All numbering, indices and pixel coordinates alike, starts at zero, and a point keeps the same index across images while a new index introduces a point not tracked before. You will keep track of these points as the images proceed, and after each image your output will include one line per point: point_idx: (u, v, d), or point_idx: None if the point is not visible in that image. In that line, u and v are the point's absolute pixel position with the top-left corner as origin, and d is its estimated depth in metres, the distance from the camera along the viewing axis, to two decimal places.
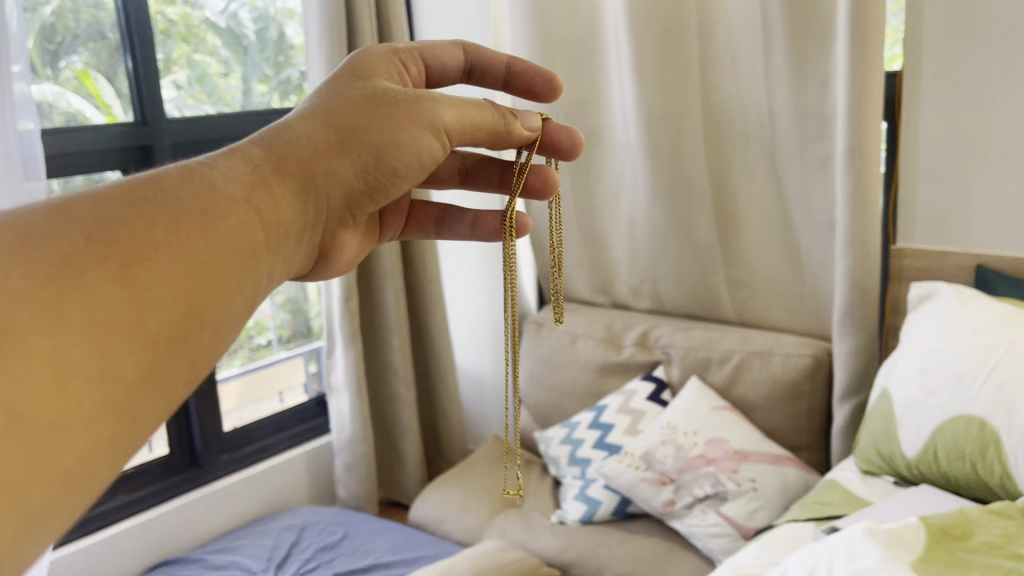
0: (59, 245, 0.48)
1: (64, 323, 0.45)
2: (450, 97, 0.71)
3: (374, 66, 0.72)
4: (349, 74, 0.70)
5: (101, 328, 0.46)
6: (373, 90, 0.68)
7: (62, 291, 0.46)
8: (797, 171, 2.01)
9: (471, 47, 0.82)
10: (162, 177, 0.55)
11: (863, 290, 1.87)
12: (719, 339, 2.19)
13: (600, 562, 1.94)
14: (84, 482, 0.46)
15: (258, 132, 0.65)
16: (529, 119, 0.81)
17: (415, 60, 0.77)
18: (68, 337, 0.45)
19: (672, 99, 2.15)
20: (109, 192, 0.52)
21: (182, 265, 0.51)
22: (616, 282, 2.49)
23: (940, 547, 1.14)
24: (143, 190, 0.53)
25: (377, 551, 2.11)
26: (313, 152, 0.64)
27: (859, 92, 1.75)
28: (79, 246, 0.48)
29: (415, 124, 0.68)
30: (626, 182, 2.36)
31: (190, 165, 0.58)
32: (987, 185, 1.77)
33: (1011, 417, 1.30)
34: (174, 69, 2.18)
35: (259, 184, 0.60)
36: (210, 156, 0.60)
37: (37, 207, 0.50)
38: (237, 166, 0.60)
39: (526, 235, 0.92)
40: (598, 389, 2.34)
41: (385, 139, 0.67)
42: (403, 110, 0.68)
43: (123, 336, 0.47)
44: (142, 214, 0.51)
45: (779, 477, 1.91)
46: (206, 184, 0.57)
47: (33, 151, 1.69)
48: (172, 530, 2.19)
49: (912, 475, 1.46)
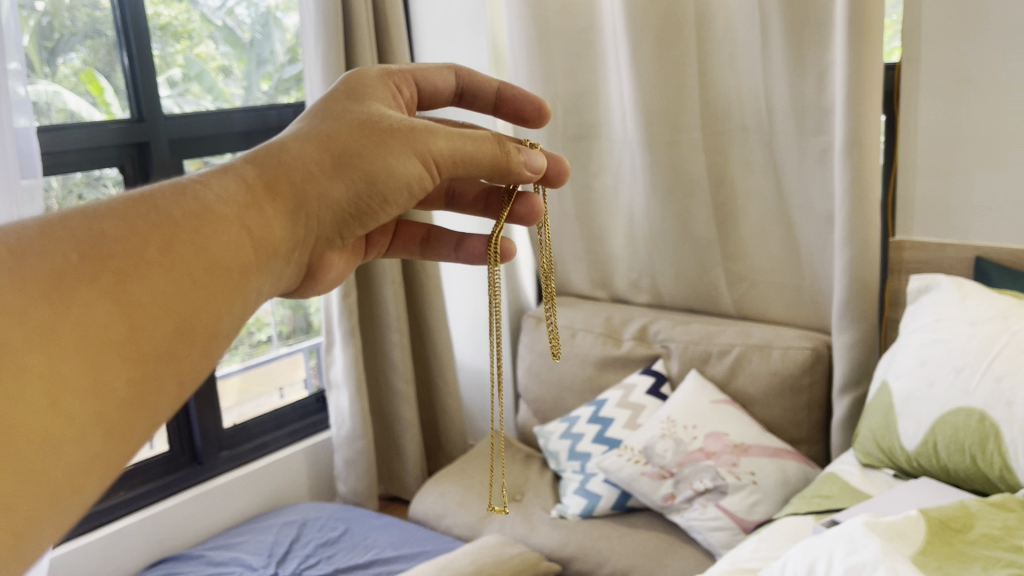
0: (49, 258, 0.47)
1: (57, 339, 0.44)
2: (446, 129, 0.70)
3: (371, 91, 0.72)
4: (344, 98, 0.70)
5: (94, 346, 0.46)
6: (370, 116, 0.68)
7: (54, 305, 0.45)
8: (796, 163, 2.01)
9: (463, 71, 0.82)
10: (155, 193, 0.54)
11: (862, 282, 1.87)
12: (718, 333, 2.19)
13: (601, 556, 1.95)
14: (72, 498, 0.45)
15: (254, 150, 0.64)
16: (535, 160, 0.78)
17: (408, 83, 0.77)
18: (60, 352, 0.44)
19: (671, 92, 2.15)
20: (103, 207, 0.52)
21: (174, 282, 0.51)
22: (615, 276, 2.49)
23: (940, 540, 1.14)
24: (136, 205, 0.52)
25: (378, 547, 2.11)
26: (306, 174, 0.64)
27: (857, 85, 1.74)
28: (71, 262, 0.47)
29: (408, 152, 0.67)
30: (625, 175, 2.35)
31: (185, 180, 0.57)
32: (986, 177, 1.77)
33: (1011, 409, 1.30)
34: (171, 66, 2.17)
35: (252, 203, 0.59)
36: (204, 174, 0.59)
37: (30, 221, 0.49)
38: (232, 184, 0.59)
39: (511, 260, 0.91)
40: (598, 383, 2.34)
41: (377, 166, 0.66)
42: (397, 137, 0.67)
43: (115, 352, 0.47)
44: (136, 229, 0.51)
45: (779, 471, 1.92)
46: (199, 201, 0.56)
47: (29, 149, 1.68)
48: (173, 526, 2.20)
49: (912, 468, 1.46)
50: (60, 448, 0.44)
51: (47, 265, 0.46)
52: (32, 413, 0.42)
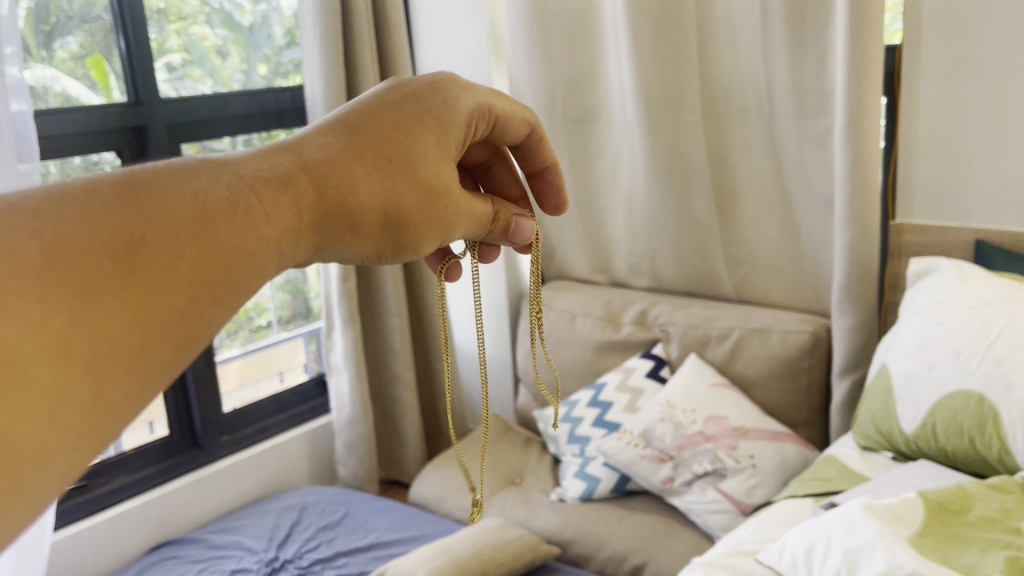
0: (80, 251, 0.38)
1: (72, 352, 0.36)
2: (470, 214, 0.64)
3: (448, 107, 0.62)
4: (418, 124, 0.60)
5: (113, 370, 0.37)
6: (430, 159, 0.59)
7: (80, 318, 0.36)
8: (796, 146, 2.00)
9: (538, 131, 0.71)
10: (207, 195, 0.44)
11: (862, 265, 1.87)
12: (717, 316, 2.18)
13: (600, 539, 1.95)
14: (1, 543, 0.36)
15: (315, 153, 0.53)
16: (524, 229, 0.71)
17: (486, 125, 0.66)
18: (74, 377, 0.36)
19: (670, 75, 2.13)
20: (137, 180, 0.42)
21: (198, 324, 0.41)
22: (614, 260, 2.48)
23: (938, 522, 1.14)
24: (185, 211, 0.42)
25: (378, 530, 2.12)
26: (351, 215, 0.54)
27: (858, 67, 1.73)
28: (104, 270, 0.38)
29: (436, 229, 0.60)
30: (624, 159, 2.34)
31: (233, 166, 0.47)
32: (987, 160, 1.76)
33: (1010, 391, 1.30)
34: (168, 50, 2.16)
35: (294, 233, 0.49)
36: (260, 174, 0.49)
37: (63, 199, 0.39)
38: (279, 184, 0.49)
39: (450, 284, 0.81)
40: (597, 367, 2.34)
41: (410, 236, 0.58)
42: (435, 213, 0.60)
43: (123, 396, 0.37)
44: (178, 232, 0.41)
45: (778, 454, 1.92)
46: (248, 220, 0.46)
47: (26, 133, 1.67)
48: (174, 510, 2.21)
49: (910, 451, 1.46)
50: (41, 493, 0.35)
51: (72, 260, 0.37)
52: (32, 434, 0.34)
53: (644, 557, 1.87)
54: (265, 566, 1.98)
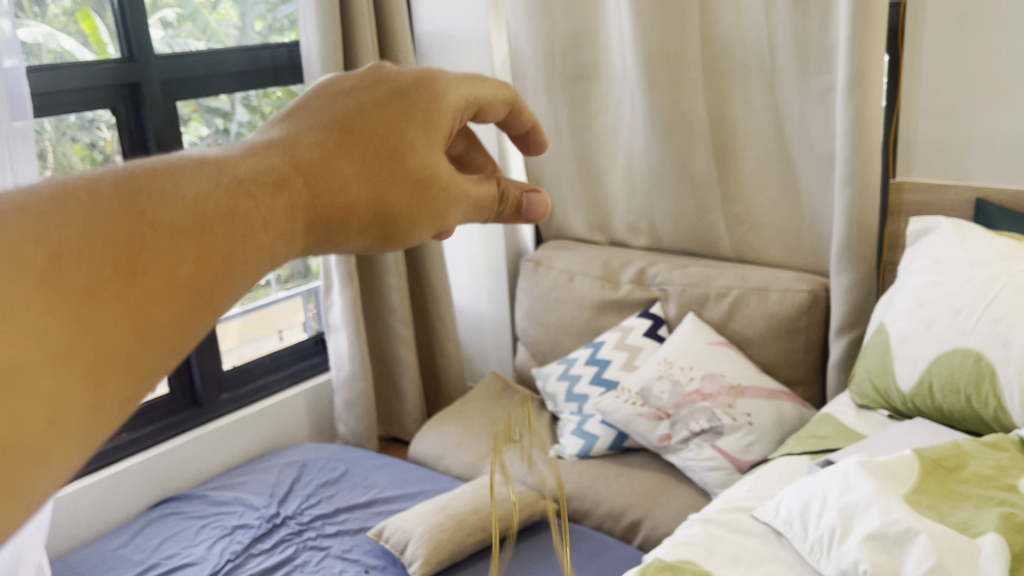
0: (79, 256, 0.34)
1: (69, 358, 0.33)
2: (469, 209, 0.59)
3: (440, 99, 0.57)
4: (414, 116, 0.55)
5: (106, 379, 0.34)
6: (427, 154, 0.54)
7: (77, 324, 0.33)
8: (797, 104, 1.98)
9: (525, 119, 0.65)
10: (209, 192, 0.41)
11: (862, 223, 1.86)
12: (716, 275, 2.18)
13: (598, 495, 1.98)
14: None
15: (312, 143, 0.49)
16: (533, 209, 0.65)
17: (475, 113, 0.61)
18: (68, 390, 0.33)
19: (671, 31, 2.11)
20: (135, 178, 0.39)
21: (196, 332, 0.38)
22: (613, 219, 2.47)
23: (933, 479, 1.15)
24: (185, 210, 0.39)
25: (378, 486, 2.14)
26: (351, 218, 0.49)
27: (862, 22, 1.71)
28: (100, 274, 0.34)
29: (435, 228, 0.56)
30: (624, 117, 2.32)
31: (230, 164, 0.44)
32: (989, 118, 1.75)
33: (1007, 349, 1.31)
34: (162, 6, 2.13)
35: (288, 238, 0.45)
36: (253, 167, 0.45)
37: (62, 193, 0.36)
38: (277, 185, 0.46)
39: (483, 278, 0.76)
40: (595, 326, 2.35)
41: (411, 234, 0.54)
42: (435, 209, 0.55)
43: (114, 407, 0.34)
44: (177, 235, 0.38)
45: (774, 411, 1.94)
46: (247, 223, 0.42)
47: (19, 90, 1.65)
48: (176, 467, 2.22)
49: (906, 409, 1.47)
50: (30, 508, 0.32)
51: (68, 263, 0.34)
52: (26, 445, 0.31)
53: (641, 513, 1.89)
54: (266, 522, 2.01)
